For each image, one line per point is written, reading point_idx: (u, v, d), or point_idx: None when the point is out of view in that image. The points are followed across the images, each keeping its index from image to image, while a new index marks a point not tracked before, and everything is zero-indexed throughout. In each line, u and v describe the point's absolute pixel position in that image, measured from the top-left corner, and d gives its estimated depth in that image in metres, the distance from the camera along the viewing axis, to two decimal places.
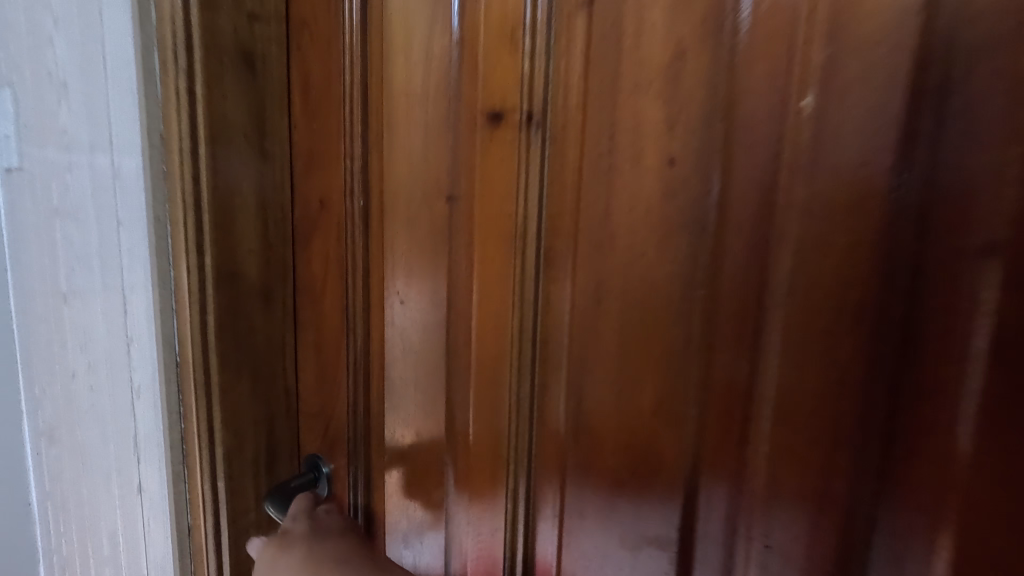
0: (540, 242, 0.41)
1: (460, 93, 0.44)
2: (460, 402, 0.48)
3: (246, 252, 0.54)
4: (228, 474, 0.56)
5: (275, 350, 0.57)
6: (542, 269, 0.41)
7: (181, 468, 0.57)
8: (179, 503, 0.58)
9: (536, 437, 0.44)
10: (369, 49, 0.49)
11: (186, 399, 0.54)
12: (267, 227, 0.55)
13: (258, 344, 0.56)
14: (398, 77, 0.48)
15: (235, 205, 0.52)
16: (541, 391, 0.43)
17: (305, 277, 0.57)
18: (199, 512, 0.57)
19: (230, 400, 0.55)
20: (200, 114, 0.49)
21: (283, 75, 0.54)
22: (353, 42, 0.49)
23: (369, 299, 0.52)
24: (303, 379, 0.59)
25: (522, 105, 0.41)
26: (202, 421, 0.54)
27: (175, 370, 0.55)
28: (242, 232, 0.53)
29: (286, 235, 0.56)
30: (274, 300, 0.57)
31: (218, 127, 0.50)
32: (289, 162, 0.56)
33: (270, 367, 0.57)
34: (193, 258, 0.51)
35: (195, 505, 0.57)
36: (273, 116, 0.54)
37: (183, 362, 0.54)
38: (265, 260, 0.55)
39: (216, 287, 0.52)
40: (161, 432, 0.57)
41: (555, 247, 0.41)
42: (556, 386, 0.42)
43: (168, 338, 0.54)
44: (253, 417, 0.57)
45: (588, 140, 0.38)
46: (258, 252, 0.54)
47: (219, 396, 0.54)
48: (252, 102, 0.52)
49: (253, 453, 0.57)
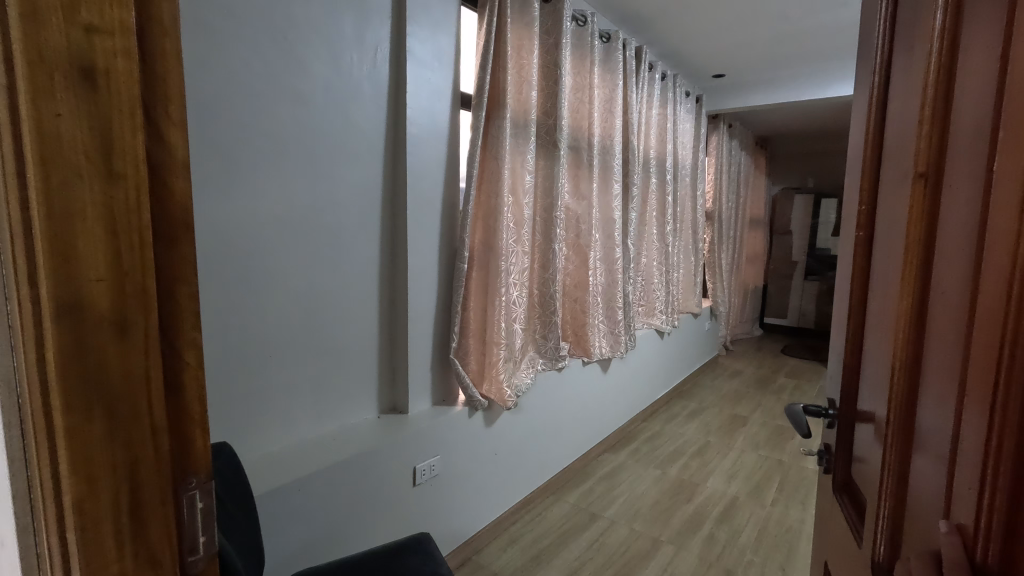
0: (885, 221, 0.91)
1: (876, 143, 1.00)
2: (858, 294, 1.04)
3: (92, 281, 0.49)
4: (80, 527, 0.50)
5: (141, 385, 0.53)
6: (886, 229, 0.90)
7: (28, 520, 0.52)
8: (29, 559, 0.53)
9: (879, 312, 0.91)
10: (881, 118, 0.99)
11: (28, 443, 0.50)
12: (120, 253, 0.50)
13: (113, 382, 0.51)
14: (889, 123, 0.94)
15: (75, 229, 0.48)
16: (882, 289, 0.89)
17: (864, 230, 1.02)
18: (50, 568, 0.52)
19: (79, 444, 0.49)
20: (27, 133, 0.45)
21: (135, 91, 0.50)
22: (876, 112, 1.00)
23: (846, 257, 1.17)
24: (853, 291, 1.06)
25: (892, 143, 0.90)
26: (47, 465, 0.49)
27: (17, 413, 0.50)
28: (87, 260, 0.48)
29: (137, 262, 0.51)
30: (131, 327, 0.52)
31: (50, 146, 0.46)
32: (137, 188, 0.51)
33: (130, 400, 0.52)
34: (31, 287, 0.47)
35: (44, 559, 0.52)
36: (118, 138, 0.49)
37: (22, 400, 0.50)
38: (119, 289, 0.50)
39: (56, 318, 0.48)
40: (7, 481, 0.52)
41: (889, 216, 0.88)
42: (885, 283, 0.88)
43: (7, 380, 0.50)
44: (117, 455, 0.52)
45: (894, 172, 0.87)
46: (109, 280, 0.50)
47: (65, 441, 0.49)
48: (100, 121, 0.48)
49: (112, 504, 0.52)
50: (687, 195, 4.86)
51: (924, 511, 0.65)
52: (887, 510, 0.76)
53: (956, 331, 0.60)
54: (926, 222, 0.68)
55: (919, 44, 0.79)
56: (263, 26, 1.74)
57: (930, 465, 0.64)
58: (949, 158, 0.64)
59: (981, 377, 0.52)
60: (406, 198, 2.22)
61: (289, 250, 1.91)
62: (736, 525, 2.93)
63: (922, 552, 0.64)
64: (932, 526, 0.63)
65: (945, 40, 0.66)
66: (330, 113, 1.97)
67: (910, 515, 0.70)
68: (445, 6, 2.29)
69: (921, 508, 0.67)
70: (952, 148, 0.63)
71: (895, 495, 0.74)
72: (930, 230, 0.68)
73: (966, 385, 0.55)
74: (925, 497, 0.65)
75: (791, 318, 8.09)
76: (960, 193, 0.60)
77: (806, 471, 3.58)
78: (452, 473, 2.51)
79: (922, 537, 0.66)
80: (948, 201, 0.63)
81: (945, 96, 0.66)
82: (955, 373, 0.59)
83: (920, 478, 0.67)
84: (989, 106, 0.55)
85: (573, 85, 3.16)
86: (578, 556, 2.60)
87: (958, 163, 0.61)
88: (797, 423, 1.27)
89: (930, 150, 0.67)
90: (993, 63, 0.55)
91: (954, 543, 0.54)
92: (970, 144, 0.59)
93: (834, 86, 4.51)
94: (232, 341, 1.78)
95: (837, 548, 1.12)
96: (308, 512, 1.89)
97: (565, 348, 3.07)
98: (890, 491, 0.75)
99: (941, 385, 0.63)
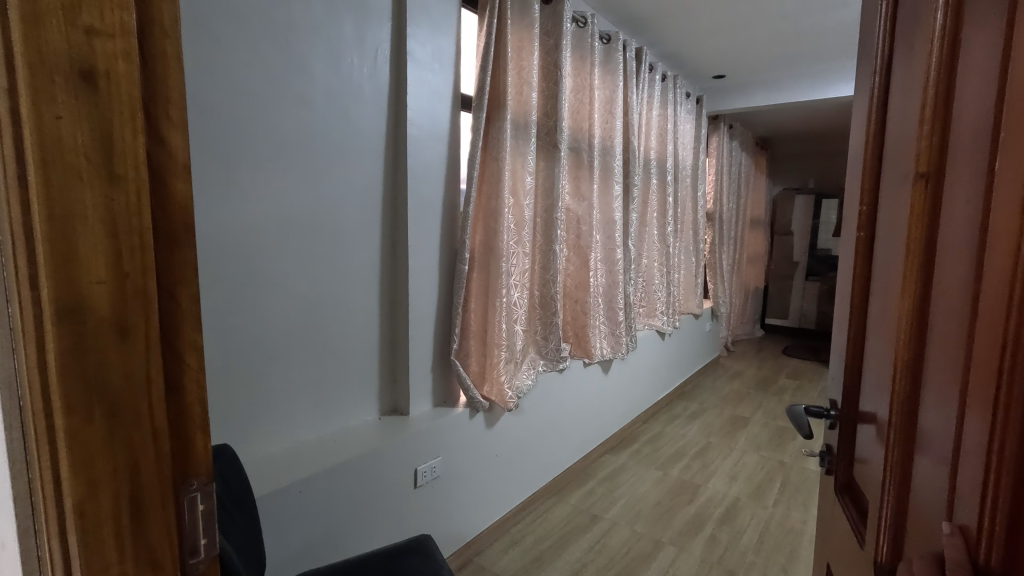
0: (886, 222, 0.91)
1: (877, 143, 1.00)
2: (859, 294, 1.04)
3: (93, 283, 0.49)
4: (80, 529, 0.50)
5: (142, 387, 0.53)
6: (887, 229, 0.90)
7: (29, 522, 0.52)
8: (30, 562, 0.53)
9: (880, 312, 0.90)
10: (881, 118, 0.99)
11: (29, 445, 0.50)
12: (121, 255, 0.50)
13: (114, 383, 0.51)
14: (889, 123, 0.94)
15: (76, 231, 0.48)
16: (883, 290, 0.89)
17: (865, 230, 1.02)
18: (51, 570, 0.52)
19: (81, 447, 0.49)
20: (28, 134, 0.45)
21: (135, 91, 0.50)
22: (877, 111, 1.00)
23: (847, 257, 1.17)
24: (854, 292, 1.05)
25: (894, 143, 0.90)
26: (48, 466, 0.49)
27: (18, 415, 0.50)
28: (88, 261, 0.48)
29: (137, 264, 0.51)
30: (132, 329, 0.52)
31: (51, 148, 0.46)
32: (138, 189, 0.51)
33: (131, 402, 0.52)
34: (32, 289, 0.47)
35: (45, 562, 0.52)
36: (119, 140, 0.49)
37: (23, 402, 0.50)
38: (120, 291, 0.50)
39: (57, 321, 0.48)
40: (8, 483, 0.52)
41: (890, 216, 0.88)
42: (886, 284, 0.87)
43: (8, 382, 0.50)
44: (119, 457, 0.51)
45: (894, 172, 0.87)
46: (110, 282, 0.50)
47: (66, 443, 0.49)
48: (101, 123, 0.48)
49: (113, 506, 0.52)
50: (687, 195, 4.86)
51: (927, 511, 0.65)
52: (889, 511, 0.76)
53: (958, 331, 0.60)
54: (927, 222, 0.68)
55: (919, 44, 0.79)
56: (264, 28, 1.75)
57: (933, 466, 0.64)
58: (949, 158, 0.64)
59: (983, 378, 0.52)
60: (406, 200, 2.22)
61: (290, 252, 1.91)
62: (738, 527, 2.92)
63: (925, 554, 0.63)
64: (935, 528, 0.63)
65: (945, 41, 0.66)
66: (331, 114, 1.97)
67: (913, 517, 0.70)
68: (446, 8, 2.29)
69: (923, 509, 0.67)
70: (952, 148, 0.63)
71: (898, 496, 0.74)
72: (930, 231, 0.67)
73: (968, 386, 0.55)
74: (928, 498, 0.65)
75: (792, 319, 8.08)
76: (960, 194, 0.60)
77: (807, 472, 3.58)
78: (453, 475, 2.51)
79: (925, 539, 0.66)
80: (949, 201, 0.63)
81: (945, 95, 0.65)
82: (957, 373, 0.59)
83: (922, 479, 0.67)
84: (989, 107, 0.55)
85: (573, 86, 3.16)
86: (579, 557, 2.60)
87: (958, 163, 0.61)
88: (799, 424, 1.27)
89: (931, 150, 0.67)
90: (993, 64, 0.55)
91: (956, 544, 0.54)
92: (971, 144, 0.59)
93: (834, 87, 4.51)
94: (233, 342, 1.78)
95: (839, 549, 1.12)
96: (310, 514, 1.89)
97: (566, 349, 3.07)
98: (892, 492, 0.75)
99: (943, 385, 0.62)
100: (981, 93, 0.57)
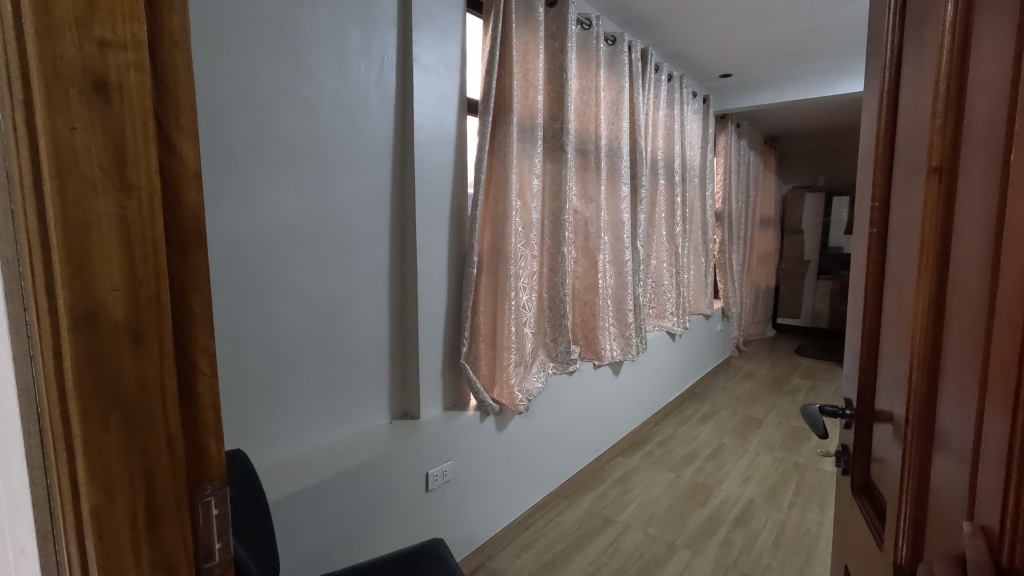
0: (899, 218, 0.89)
1: (888, 139, 0.98)
2: (874, 292, 1.02)
3: (108, 291, 0.49)
4: (98, 535, 0.51)
5: (156, 391, 0.53)
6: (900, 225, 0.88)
7: (49, 528, 0.53)
8: (49, 564, 0.53)
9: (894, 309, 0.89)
10: (892, 112, 0.97)
11: (46, 451, 0.51)
12: (134, 264, 0.51)
13: (128, 390, 0.51)
14: (900, 117, 0.92)
15: (90, 241, 0.48)
16: (898, 287, 0.87)
17: (877, 227, 1.01)
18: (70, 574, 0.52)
19: (98, 452, 0.50)
20: (44, 146, 0.46)
21: (146, 102, 0.51)
22: (887, 107, 0.98)
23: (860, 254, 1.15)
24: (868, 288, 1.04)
25: (905, 139, 0.89)
26: (66, 471, 0.50)
27: (36, 421, 0.51)
28: (103, 271, 0.49)
29: (150, 272, 0.52)
30: (146, 336, 0.52)
31: (65, 162, 0.47)
32: (149, 199, 0.52)
33: (145, 407, 0.53)
34: (47, 296, 0.48)
35: (64, 565, 0.53)
36: (129, 149, 0.50)
37: (42, 408, 0.50)
38: (133, 299, 0.51)
39: (74, 329, 0.48)
40: (27, 488, 0.53)
41: (903, 212, 0.87)
42: (900, 280, 0.86)
43: (26, 389, 0.51)
44: (134, 461, 0.52)
45: (907, 169, 0.85)
46: (124, 291, 0.50)
47: (83, 449, 0.49)
48: (113, 135, 0.49)
49: (129, 512, 0.52)
50: (696, 195, 4.83)
51: (948, 510, 0.64)
52: (909, 511, 0.74)
53: (976, 329, 0.58)
54: (941, 218, 0.67)
55: (930, 37, 0.78)
56: (272, 37, 1.77)
57: (952, 465, 0.62)
58: (963, 152, 0.63)
59: (1004, 375, 0.51)
60: (414, 205, 2.24)
61: (299, 258, 1.93)
62: (753, 529, 2.89)
63: (948, 554, 0.62)
64: (957, 527, 0.61)
65: (956, 35, 0.65)
66: (339, 121, 1.99)
67: (933, 516, 0.69)
68: (450, 13, 2.31)
69: (944, 508, 0.65)
70: (966, 142, 0.62)
71: (917, 496, 0.72)
72: (945, 226, 0.66)
73: (988, 384, 0.54)
74: (948, 497, 0.64)
75: (804, 318, 7.99)
76: (975, 188, 0.59)
77: (823, 474, 3.53)
78: (464, 478, 2.51)
79: (946, 539, 0.64)
80: (964, 197, 0.62)
81: (957, 89, 0.65)
82: (976, 371, 0.58)
83: (942, 477, 0.65)
84: (1003, 99, 0.54)
85: (579, 88, 3.15)
86: (592, 561, 2.58)
87: (973, 157, 0.60)
88: (814, 423, 1.25)
89: (944, 145, 0.66)
90: (1007, 56, 0.54)
91: (978, 544, 0.52)
92: (985, 139, 0.58)
93: (843, 83, 4.46)
94: (245, 348, 1.80)
95: (856, 549, 1.10)
96: (323, 518, 1.90)
97: (575, 351, 3.06)
98: (912, 492, 0.73)
99: (961, 383, 0.61)
100: (993, 87, 0.56)
